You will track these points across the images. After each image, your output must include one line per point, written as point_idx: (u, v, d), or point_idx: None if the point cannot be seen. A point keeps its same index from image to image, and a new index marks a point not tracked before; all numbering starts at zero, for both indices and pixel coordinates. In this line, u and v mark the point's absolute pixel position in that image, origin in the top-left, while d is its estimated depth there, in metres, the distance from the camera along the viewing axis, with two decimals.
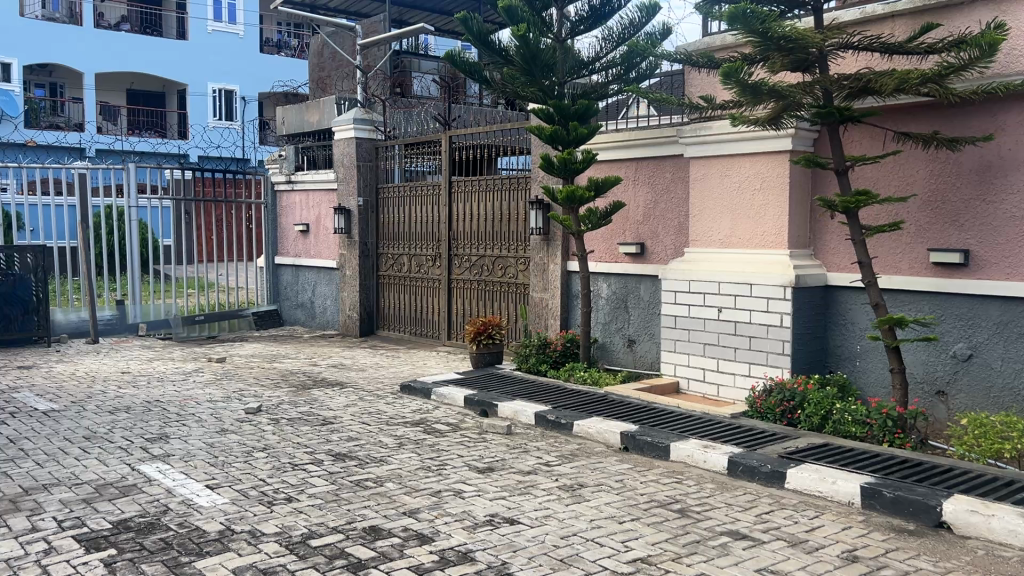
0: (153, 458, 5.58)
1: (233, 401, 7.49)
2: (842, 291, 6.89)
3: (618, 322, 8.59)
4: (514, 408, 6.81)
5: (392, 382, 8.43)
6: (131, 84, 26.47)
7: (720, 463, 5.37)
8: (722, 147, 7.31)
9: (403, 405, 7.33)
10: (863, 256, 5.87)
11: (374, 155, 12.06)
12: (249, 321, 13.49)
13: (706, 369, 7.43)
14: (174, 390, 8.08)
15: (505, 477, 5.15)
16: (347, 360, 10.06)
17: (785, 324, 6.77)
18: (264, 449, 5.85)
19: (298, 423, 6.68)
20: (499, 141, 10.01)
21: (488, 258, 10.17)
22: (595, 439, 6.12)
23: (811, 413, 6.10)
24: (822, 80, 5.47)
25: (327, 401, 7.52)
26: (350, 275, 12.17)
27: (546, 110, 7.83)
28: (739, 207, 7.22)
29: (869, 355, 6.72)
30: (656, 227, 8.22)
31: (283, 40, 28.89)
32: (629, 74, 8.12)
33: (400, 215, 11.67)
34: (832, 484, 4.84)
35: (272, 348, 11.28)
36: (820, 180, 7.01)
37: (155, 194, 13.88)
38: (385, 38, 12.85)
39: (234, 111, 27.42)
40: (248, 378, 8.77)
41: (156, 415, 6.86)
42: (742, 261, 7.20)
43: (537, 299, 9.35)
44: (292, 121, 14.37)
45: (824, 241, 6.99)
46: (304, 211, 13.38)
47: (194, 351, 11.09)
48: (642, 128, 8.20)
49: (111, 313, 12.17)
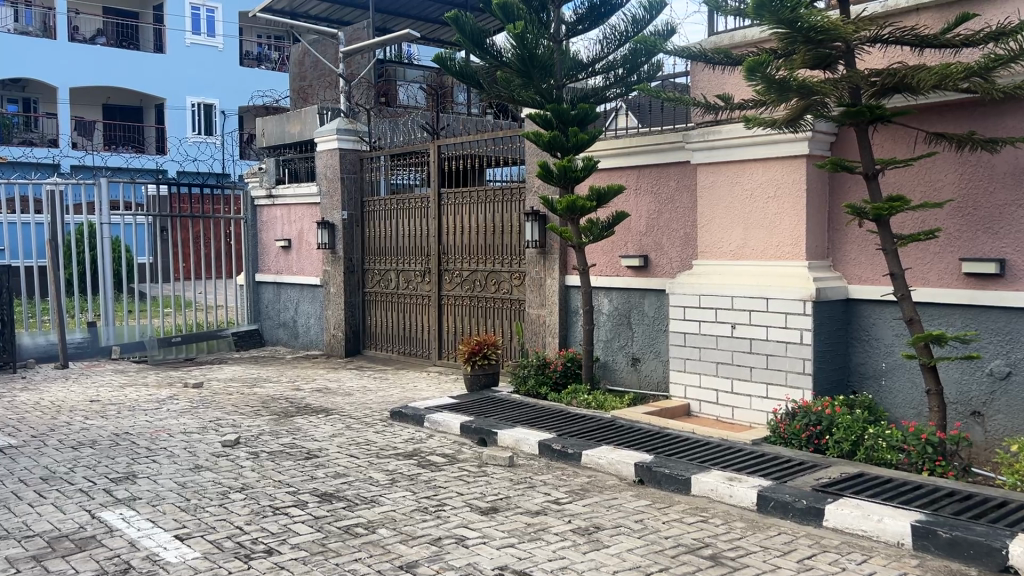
0: (117, 502, 4.99)
1: (209, 433, 6.90)
2: (866, 305, 6.43)
3: (621, 339, 8.09)
4: (516, 437, 6.27)
5: (381, 408, 7.87)
6: (108, 99, 25.87)
7: (748, 498, 4.86)
8: (731, 151, 6.85)
9: (394, 434, 6.78)
10: (895, 267, 5.38)
11: (358, 167, 11.56)
12: (229, 341, 12.89)
13: (718, 391, 6.93)
14: (145, 420, 7.48)
15: (511, 520, 4.62)
16: (333, 383, 9.47)
17: (805, 341, 6.29)
18: (241, 489, 5.28)
19: (279, 457, 6.11)
20: (489, 150, 9.51)
21: (481, 272, 9.66)
22: (606, 471, 5.60)
23: (841, 439, 5.59)
24: (852, 75, 5.01)
25: (312, 431, 6.96)
26: (334, 292, 11.60)
27: (544, 114, 7.32)
28: (751, 216, 6.76)
29: (896, 373, 6.25)
30: (660, 238, 7.75)
31: (263, 53, 28.38)
32: (631, 77, 7.65)
33: (386, 229, 11.15)
34: (877, 522, 4.34)
35: (252, 371, 10.68)
36: (837, 186, 6.56)
37: (130, 211, 13.27)
38: (368, 45, 12.34)
39: (213, 125, 26.81)
40: (226, 406, 8.18)
41: (124, 450, 6.26)
42: (755, 273, 6.72)
43: (535, 315, 8.84)
44: (272, 132, 13.81)
45: (844, 252, 6.54)
46: (285, 226, 12.82)
47: (170, 376, 10.47)
48: (643, 135, 7.75)
49: (82, 335, 11.50)
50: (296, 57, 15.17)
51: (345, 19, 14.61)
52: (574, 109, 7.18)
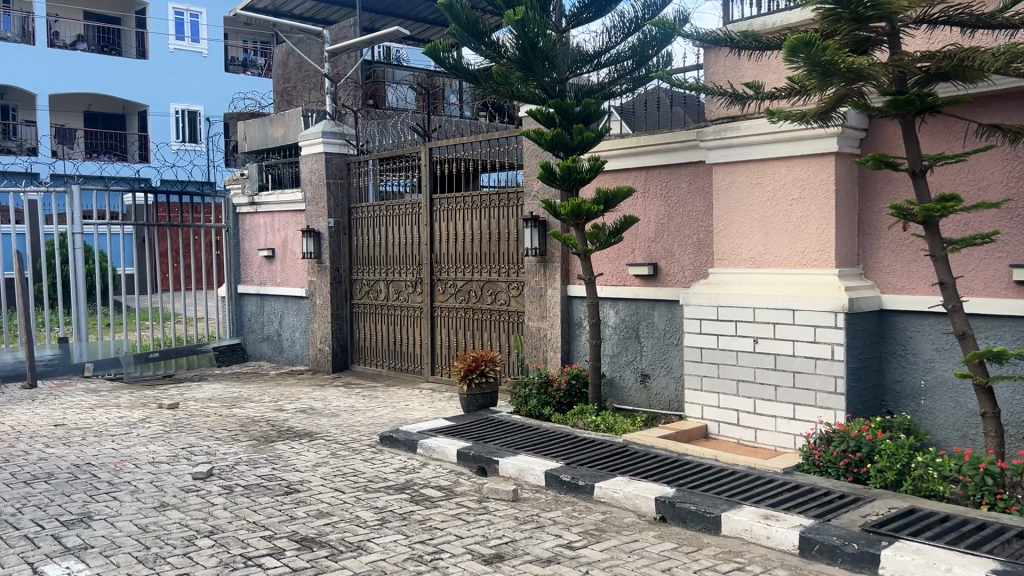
0: (65, 553, 4.34)
1: (180, 463, 6.25)
2: (902, 317, 5.86)
3: (628, 354, 7.50)
4: (519, 466, 5.65)
5: (370, 431, 7.23)
6: (89, 106, 25.16)
7: (788, 540, 4.25)
8: (751, 149, 6.28)
9: (383, 462, 6.14)
10: (945, 275, 4.78)
11: (346, 172, 10.93)
12: (210, 356, 12.23)
13: (739, 411, 6.34)
14: (112, 448, 6.81)
15: (519, 571, 4.00)
16: (318, 403, 8.81)
17: (837, 357, 5.71)
18: (209, 534, 4.63)
19: (256, 492, 5.46)
20: (484, 153, 8.92)
21: (476, 283, 9.06)
22: (622, 506, 4.99)
23: (885, 468, 4.99)
24: (900, 58, 4.42)
25: (294, 459, 6.33)
26: (321, 304, 10.96)
27: (545, 111, 6.74)
28: (774, 220, 6.19)
29: (938, 392, 5.68)
30: (671, 245, 7.16)
31: (250, 58, 27.68)
32: (640, 71, 7.08)
33: (375, 237, 10.52)
34: (946, 572, 3.73)
35: (233, 389, 10.01)
36: (868, 187, 6.01)
37: (107, 220, 12.60)
38: (357, 43, 11.74)
39: (198, 132, 26.12)
40: (201, 430, 7.53)
41: (82, 486, 5.60)
42: (779, 282, 6.14)
43: (534, 328, 8.24)
44: (254, 136, 13.17)
45: (876, 259, 5.98)
46: (268, 234, 12.18)
47: (145, 395, 9.78)
48: (651, 133, 7.19)
49: (53, 352, 10.80)
50: (281, 58, 14.56)
51: (331, 18, 13.99)
52: (579, 105, 6.62)
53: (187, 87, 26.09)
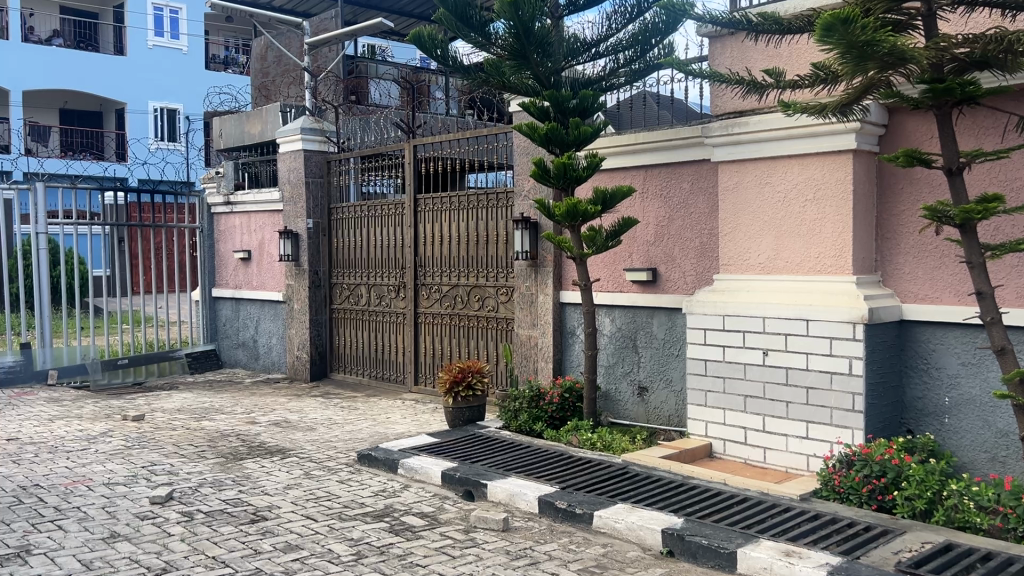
0: None
1: (138, 485, 5.70)
2: (924, 329, 5.41)
3: (625, 365, 7.03)
4: (509, 490, 5.15)
5: (347, 448, 6.72)
6: (65, 103, 24.47)
7: None
8: (761, 146, 5.82)
9: (361, 485, 5.62)
10: (983, 284, 4.31)
11: (325, 170, 10.41)
12: (182, 363, 11.63)
13: (747, 429, 5.87)
14: (65, 466, 6.25)
15: None
16: (294, 415, 8.28)
17: (855, 372, 5.26)
18: (161, 571, 4.10)
19: (218, 520, 4.92)
20: (470, 151, 8.42)
21: (462, 287, 8.55)
22: (625, 539, 4.50)
23: (913, 496, 4.53)
24: (939, 41, 3.96)
25: (264, 481, 5.80)
26: (298, 309, 10.42)
27: (539, 104, 6.29)
28: (786, 222, 5.73)
29: (964, 410, 5.23)
30: (672, 249, 6.70)
31: (231, 56, 27.12)
32: (641, 62, 6.62)
33: (356, 239, 10.00)
34: None
35: (204, 399, 9.45)
36: (886, 188, 5.57)
37: (76, 220, 11.97)
38: (338, 36, 11.23)
39: (177, 131, 25.50)
40: (165, 445, 6.99)
41: (25, 512, 5.04)
42: (791, 290, 5.68)
43: (524, 337, 7.75)
44: (230, 132, 12.62)
45: (896, 265, 5.53)
46: (244, 236, 11.63)
47: (110, 405, 9.21)
48: (650, 130, 6.73)
49: (14, 359, 10.15)
50: (259, 51, 13.98)
51: (312, 11, 13.49)
52: (575, 98, 6.16)
53: (166, 85, 25.45)
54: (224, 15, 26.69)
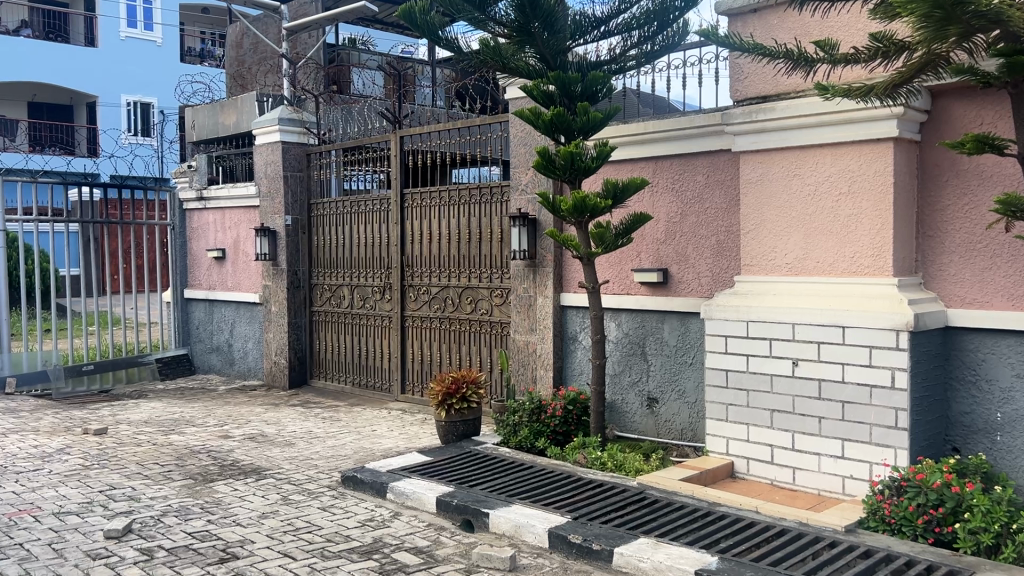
0: None
1: (92, 515, 5.03)
2: (972, 336, 4.87)
3: (633, 374, 6.46)
4: (514, 522, 4.55)
5: (330, 467, 6.09)
6: (34, 96, 23.54)
7: None
8: (788, 135, 5.26)
9: (345, 513, 5.00)
10: None
11: (305, 163, 9.75)
12: (152, 369, 10.92)
13: (774, 446, 5.32)
14: (11, 492, 5.55)
15: None
16: (271, 428, 7.63)
17: (898, 386, 4.72)
18: None
19: (181, 558, 4.29)
20: (462, 142, 7.79)
21: (453, 289, 7.95)
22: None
23: (978, 530, 3.99)
24: None
25: (236, 508, 5.15)
26: (276, 312, 9.76)
27: (543, 87, 5.72)
28: (816, 219, 5.18)
29: (1019, 427, 4.70)
30: (685, 248, 6.13)
31: (207, 48, 26.33)
32: (656, 40, 6.04)
33: (337, 237, 9.36)
34: None
35: (173, 409, 8.77)
36: (929, 180, 5.02)
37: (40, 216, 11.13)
38: (319, 21, 10.57)
39: (151, 125, 24.67)
40: (128, 464, 6.32)
41: None
42: (822, 293, 5.13)
43: (521, 343, 7.15)
44: (203, 124, 11.94)
45: (939, 265, 4.99)
46: (218, 233, 10.93)
47: (71, 417, 8.50)
48: (662, 117, 6.15)
49: None
50: (234, 39, 13.32)
51: None
52: (582, 81, 5.57)
53: (141, 78, 24.56)
54: (200, 5, 25.87)
